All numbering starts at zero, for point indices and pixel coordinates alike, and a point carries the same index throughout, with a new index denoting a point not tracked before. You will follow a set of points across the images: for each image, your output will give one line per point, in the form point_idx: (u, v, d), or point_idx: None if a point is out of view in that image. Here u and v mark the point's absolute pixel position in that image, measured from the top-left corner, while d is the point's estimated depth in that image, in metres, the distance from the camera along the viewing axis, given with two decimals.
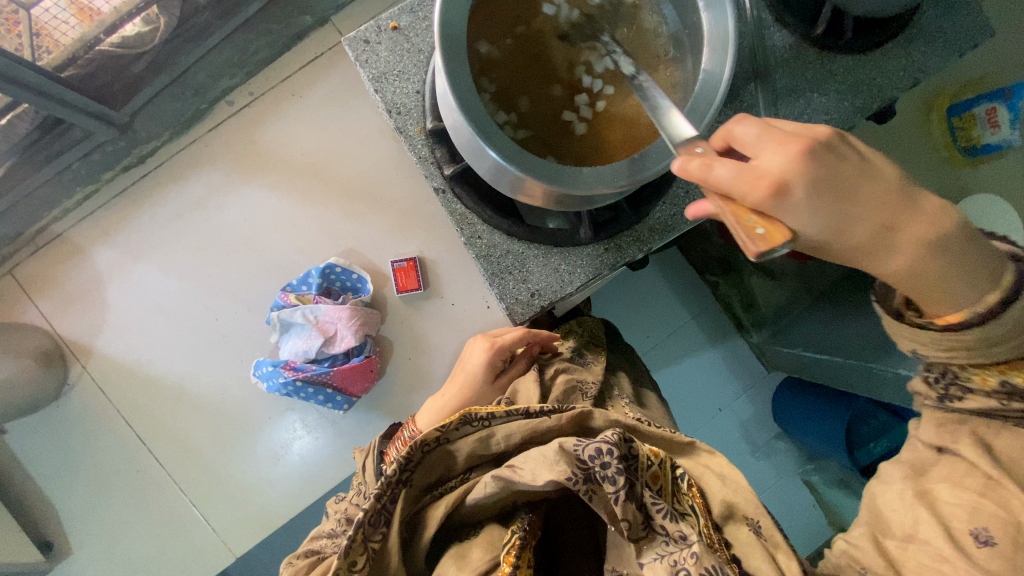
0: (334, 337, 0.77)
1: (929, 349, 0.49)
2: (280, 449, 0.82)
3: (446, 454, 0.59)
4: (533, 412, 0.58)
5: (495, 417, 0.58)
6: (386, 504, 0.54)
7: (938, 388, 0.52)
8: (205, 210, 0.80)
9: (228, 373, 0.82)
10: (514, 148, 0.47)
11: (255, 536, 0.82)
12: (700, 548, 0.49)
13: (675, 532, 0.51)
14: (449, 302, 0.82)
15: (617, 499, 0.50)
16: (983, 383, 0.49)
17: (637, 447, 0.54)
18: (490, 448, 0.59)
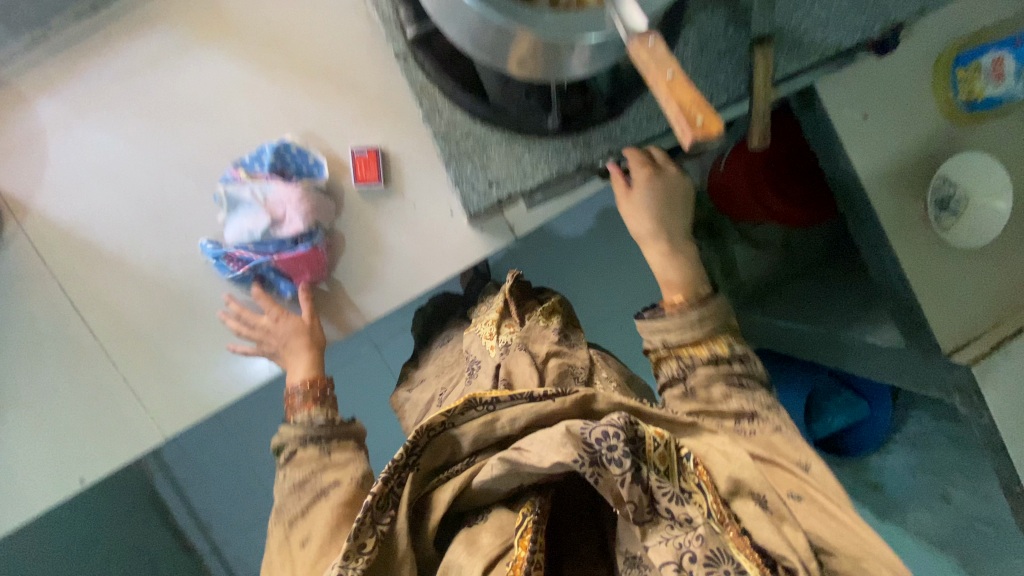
0: (282, 219, 0.74)
1: (674, 335, 0.73)
2: (222, 335, 0.80)
3: (454, 438, 0.63)
4: (536, 396, 0.62)
5: (499, 402, 0.63)
6: (394, 489, 0.59)
7: (676, 372, 0.72)
8: (158, 71, 0.75)
9: (168, 249, 0.78)
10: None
11: (188, 418, 0.81)
12: (705, 532, 0.51)
13: (680, 515, 0.53)
14: (410, 203, 0.79)
15: (620, 482, 0.52)
16: (701, 354, 0.71)
17: (642, 431, 0.54)
18: (496, 431, 0.62)
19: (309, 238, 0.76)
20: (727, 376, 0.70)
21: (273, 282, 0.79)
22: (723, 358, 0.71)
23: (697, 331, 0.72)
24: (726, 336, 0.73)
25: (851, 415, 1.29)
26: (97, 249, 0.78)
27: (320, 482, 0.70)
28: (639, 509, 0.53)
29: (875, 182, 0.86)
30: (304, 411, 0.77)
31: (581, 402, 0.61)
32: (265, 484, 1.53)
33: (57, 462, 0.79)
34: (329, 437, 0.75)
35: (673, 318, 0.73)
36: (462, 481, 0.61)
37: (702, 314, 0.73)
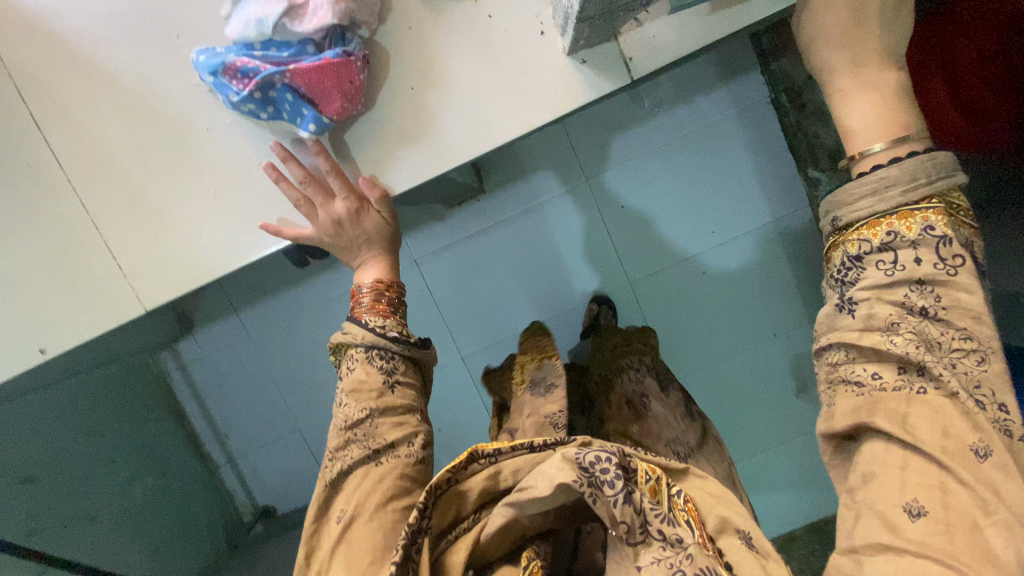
0: (304, 8, 0.51)
1: (848, 207, 0.43)
2: (219, 185, 0.60)
3: (457, 501, 0.42)
4: (537, 445, 0.42)
5: (501, 453, 0.43)
6: (411, 555, 0.38)
7: (842, 273, 0.43)
8: None
9: (156, 55, 0.57)
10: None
11: (174, 288, 0.62)
12: (698, 549, 0.34)
13: (670, 535, 0.35)
14: (484, 13, 0.55)
15: (613, 503, 0.35)
16: (872, 242, 0.41)
17: (634, 460, 0.38)
18: (502, 490, 0.42)
19: (342, 44, 0.53)
20: (909, 284, 0.39)
21: (285, 115, 0.54)
22: (917, 244, 0.39)
23: (877, 204, 0.41)
24: (935, 206, 0.40)
25: None
26: (68, 48, 0.58)
27: (380, 434, 0.50)
28: (630, 530, 0.35)
29: None
30: (375, 316, 0.57)
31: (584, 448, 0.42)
32: (286, 401, 1.38)
33: (13, 324, 0.63)
34: (402, 368, 0.55)
35: (848, 182, 0.43)
36: (471, 546, 0.40)
37: (890, 174, 0.41)
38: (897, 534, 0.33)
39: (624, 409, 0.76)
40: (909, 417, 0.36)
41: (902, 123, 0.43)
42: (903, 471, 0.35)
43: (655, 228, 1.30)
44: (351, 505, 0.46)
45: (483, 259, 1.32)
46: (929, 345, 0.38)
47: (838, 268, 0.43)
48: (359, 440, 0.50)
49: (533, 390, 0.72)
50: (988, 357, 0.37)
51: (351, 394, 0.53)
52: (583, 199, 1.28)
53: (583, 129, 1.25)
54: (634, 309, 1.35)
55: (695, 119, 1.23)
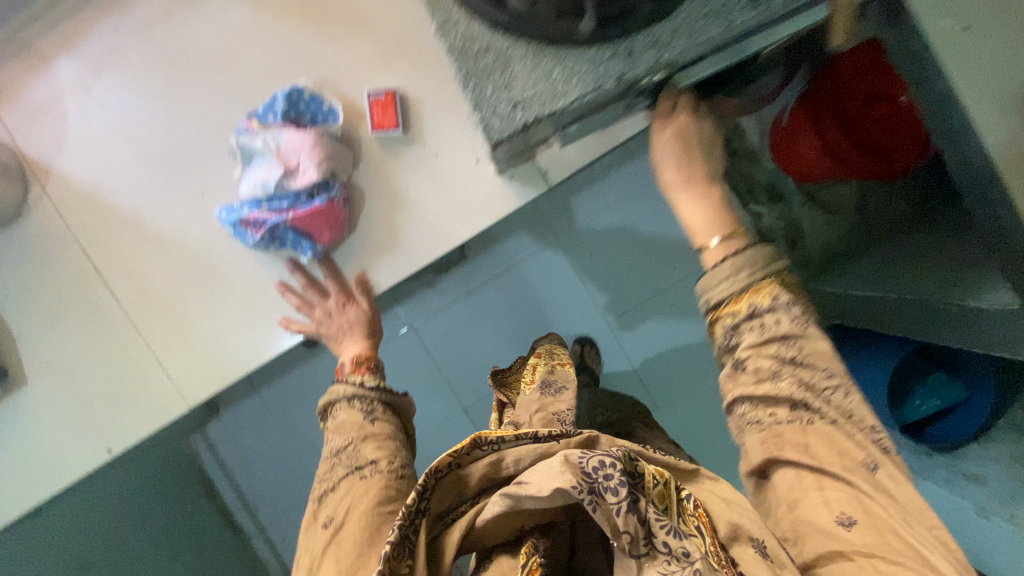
0: (296, 170, 0.68)
1: (714, 292, 0.57)
2: (243, 301, 0.76)
3: (458, 481, 0.52)
4: (540, 435, 0.53)
5: (503, 441, 0.53)
6: (408, 535, 0.49)
7: (724, 341, 0.57)
8: (170, 25, 0.73)
9: (188, 210, 0.74)
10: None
11: (210, 387, 0.77)
12: (703, 564, 0.40)
13: (676, 549, 0.42)
14: (432, 152, 0.72)
15: (615, 511, 0.41)
16: (740, 313, 0.56)
17: (641, 465, 0.45)
18: (501, 475, 0.52)
19: (326, 189, 0.70)
20: (778, 341, 0.54)
21: (287, 244, 0.71)
22: (770, 313, 0.54)
23: (735, 285, 0.56)
24: (774, 279, 0.56)
25: (957, 394, 1.18)
26: (119, 211, 0.75)
27: (362, 454, 0.63)
28: (634, 542, 0.42)
29: None
30: (355, 375, 0.72)
31: (586, 443, 0.52)
32: (309, 466, 1.51)
33: (83, 430, 0.78)
34: (380, 410, 0.68)
35: (709, 273, 0.58)
36: (466, 526, 0.50)
37: (736, 262, 0.56)
38: (846, 544, 0.45)
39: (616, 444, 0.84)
40: (809, 445, 0.50)
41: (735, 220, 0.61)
42: (822, 492, 0.48)
43: (622, 271, 1.44)
44: (339, 513, 0.57)
45: (473, 317, 1.47)
46: (807, 385, 0.53)
47: (722, 339, 0.57)
48: (335, 460, 0.64)
49: (545, 390, 0.85)
50: (849, 389, 0.53)
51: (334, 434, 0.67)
52: (555, 254, 1.44)
53: (545, 194, 1.43)
54: (614, 346, 1.49)
55: (642, 175, 1.41)
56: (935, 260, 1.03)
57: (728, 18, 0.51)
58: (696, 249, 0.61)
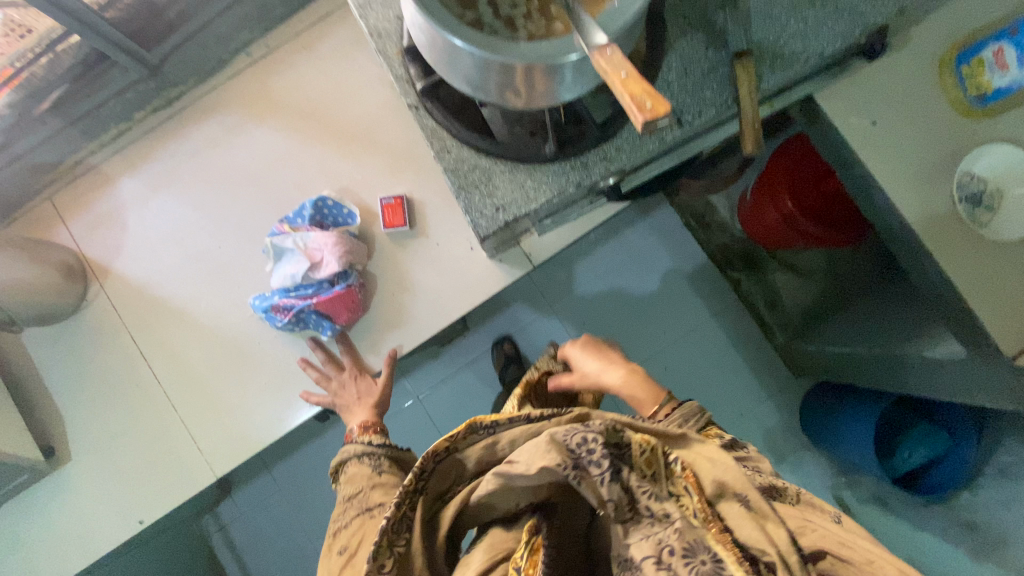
0: (320, 263, 0.81)
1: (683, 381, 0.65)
2: (270, 377, 0.86)
3: (458, 462, 0.58)
4: (534, 415, 0.56)
5: (499, 424, 0.56)
6: (407, 512, 0.55)
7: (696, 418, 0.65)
8: (217, 149, 0.88)
9: (225, 299, 0.86)
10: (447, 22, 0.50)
11: (237, 458, 0.85)
12: (683, 522, 0.44)
13: (659, 512, 0.46)
14: (433, 242, 0.86)
15: (599, 481, 0.46)
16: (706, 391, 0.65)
17: (628, 435, 0.48)
18: (496, 454, 0.57)
19: (344, 279, 0.82)
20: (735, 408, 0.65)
21: (310, 325, 0.83)
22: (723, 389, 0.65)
23: None
24: None
25: (945, 445, 1.22)
26: (165, 303, 0.87)
27: (372, 499, 0.69)
28: (619, 507, 0.47)
29: (895, 181, 0.84)
30: (364, 436, 0.81)
31: (580, 417, 0.53)
32: (316, 546, 1.52)
33: (120, 503, 0.85)
34: (387, 463, 0.77)
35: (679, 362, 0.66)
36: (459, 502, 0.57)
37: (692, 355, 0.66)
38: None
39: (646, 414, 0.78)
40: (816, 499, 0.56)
41: None
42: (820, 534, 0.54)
43: (615, 338, 1.54)
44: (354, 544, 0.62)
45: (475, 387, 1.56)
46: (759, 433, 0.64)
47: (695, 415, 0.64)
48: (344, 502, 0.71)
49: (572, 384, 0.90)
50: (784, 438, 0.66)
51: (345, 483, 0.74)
52: (550, 324, 1.55)
53: (538, 270, 1.57)
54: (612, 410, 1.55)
55: (625, 250, 1.55)
56: (894, 315, 1.15)
57: (661, 136, 0.66)
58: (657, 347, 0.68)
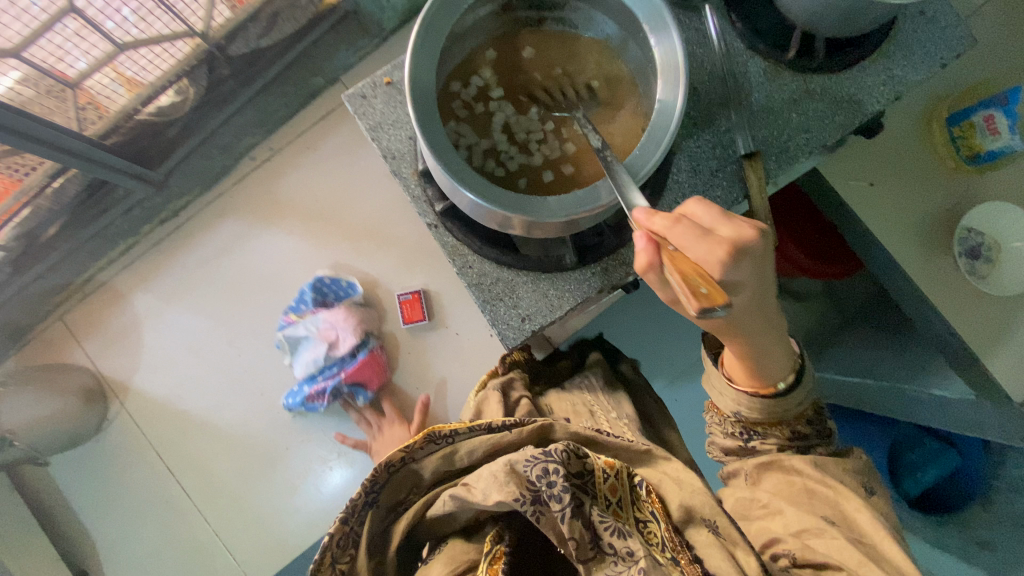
0: (336, 340, 0.82)
1: (748, 408, 0.60)
2: (298, 479, 0.86)
3: (413, 473, 0.59)
4: (493, 426, 0.58)
5: (457, 434, 0.58)
6: (354, 527, 0.56)
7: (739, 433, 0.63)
8: (229, 256, 0.87)
9: (250, 408, 0.86)
10: (471, 175, 0.51)
11: (274, 566, 0.85)
12: (646, 562, 0.48)
13: (623, 549, 0.49)
14: (453, 332, 0.86)
15: (561, 518, 0.50)
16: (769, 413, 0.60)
17: (588, 463, 0.54)
18: (453, 465, 0.59)
19: (363, 348, 0.83)
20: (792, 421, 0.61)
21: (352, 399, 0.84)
22: (797, 403, 0.59)
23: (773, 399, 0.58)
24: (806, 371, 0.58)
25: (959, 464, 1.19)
26: (188, 416, 0.86)
27: None
28: (581, 546, 0.50)
29: (893, 242, 0.85)
30: None
31: (539, 430, 0.58)
32: None
33: None
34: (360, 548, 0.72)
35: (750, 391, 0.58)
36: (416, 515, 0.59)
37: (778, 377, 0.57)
38: None
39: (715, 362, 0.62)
40: None
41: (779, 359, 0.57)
42: None
43: None
44: None
45: None
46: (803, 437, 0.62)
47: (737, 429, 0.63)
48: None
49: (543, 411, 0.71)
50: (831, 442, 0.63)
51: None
52: None
53: None
54: None
55: None
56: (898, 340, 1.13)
57: None
58: (752, 371, 0.56)
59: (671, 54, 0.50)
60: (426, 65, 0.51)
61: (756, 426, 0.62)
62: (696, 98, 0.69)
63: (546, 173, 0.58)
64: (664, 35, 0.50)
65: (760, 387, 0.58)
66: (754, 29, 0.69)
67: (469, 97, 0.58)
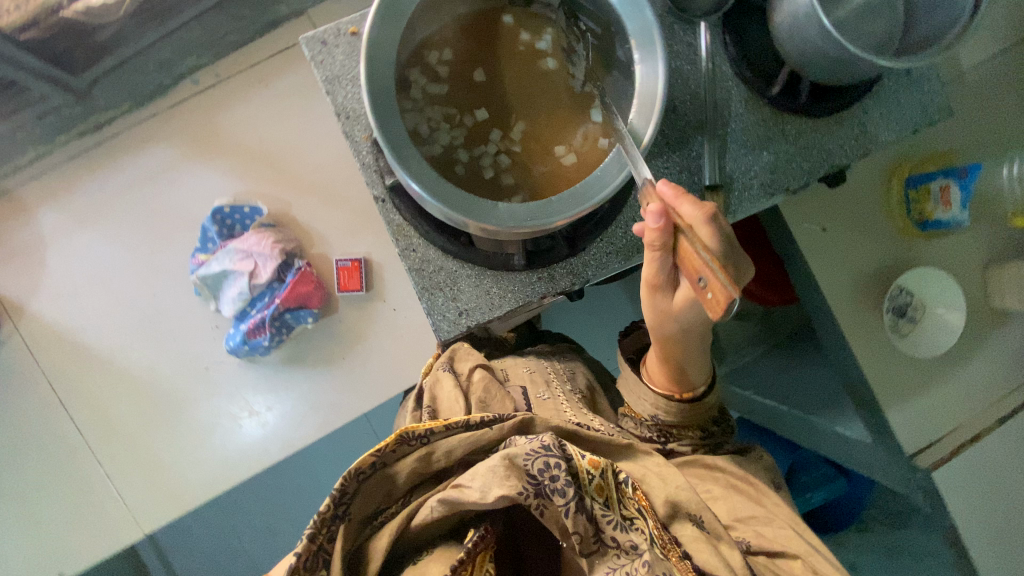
0: (256, 268, 0.78)
1: (664, 411, 0.58)
2: (203, 433, 0.82)
3: (388, 477, 0.49)
4: (473, 422, 0.50)
5: (433, 433, 0.49)
6: (323, 545, 0.44)
7: (658, 440, 0.60)
8: (155, 185, 0.80)
9: (159, 352, 0.81)
10: (419, 164, 0.48)
11: (166, 516, 0.81)
12: (652, 557, 0.45)
13: (625, 542, 0.46)
14: (390, 307, 0.83)
15: (564, 513, 0.45)
16: (681, 420, 0.59)
17: (575, 461, 0.46)
18: (432, 468, 0.50)
19: (289, 270, 0.79)
20: (703, 429, 0.61)
21: (295, 325, 0.79)
22: (709, 406, 0.59)
23: (688, 402, 0.58)
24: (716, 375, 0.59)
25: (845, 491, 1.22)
26: (90, 350, 0.80)
27: None
28: (585, 540, 0.46)
29: (835, 289, 0.87)
30: None
31: (522, 425, 0.50)
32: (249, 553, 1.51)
33: (35, 556, 0.81)
34: None
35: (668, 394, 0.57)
36: (399, 528, 0.48)
37: (698, 374, 0.57)
38: None
39: (634, 369, 0.62)
40: None
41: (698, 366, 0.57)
42: None
43: None
44: None
45: None
46: (717, 446, 0.62)
47: (656, 436, 0.60)
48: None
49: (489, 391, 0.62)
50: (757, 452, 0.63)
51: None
52: None
53: None
54: None
55: None
56: (815, 372, 1.18)
57: (628, 255, 0.67)
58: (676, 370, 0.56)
59: (652, 81, 0.48)
60: (389, 37, 0.47)
61: (672, 430, 0.60)
62: (674, 116, 0.67)
63: (488, 169, 0.53)
64: (650, 57, 0.48)
65: (677, 392, 0.58)
66: (744, 56, 0.67)
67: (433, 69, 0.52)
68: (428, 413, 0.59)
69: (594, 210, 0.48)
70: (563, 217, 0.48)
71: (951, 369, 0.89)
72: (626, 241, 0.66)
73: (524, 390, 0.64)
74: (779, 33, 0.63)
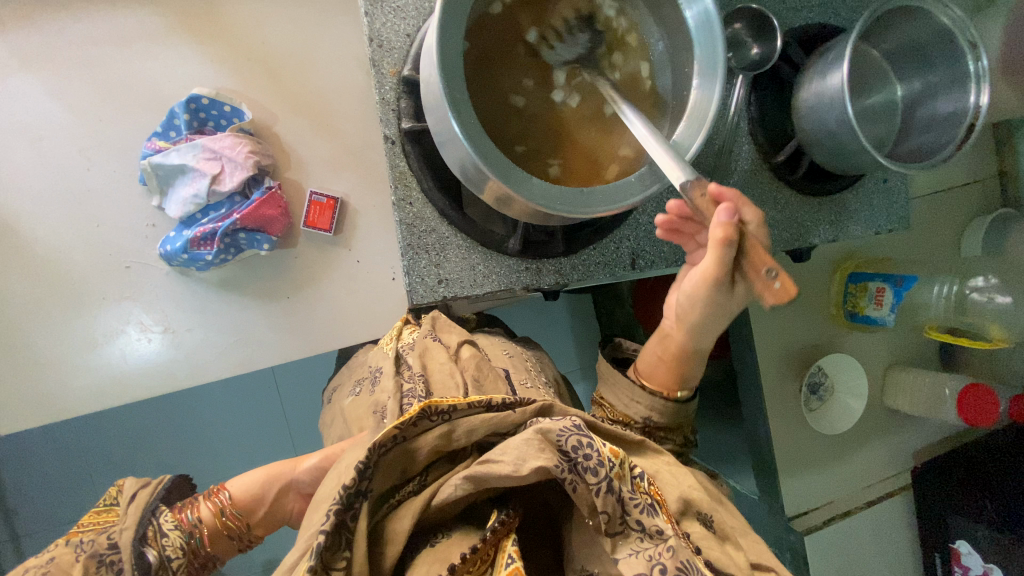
0: (221, 175, 0.71)
1: (657, 415, 0.61)
2: (101, 337, 0.71)
3: (405, 455, 0.45)
4: (494, 404, 0.47)
5: (456, 410, 0.46)
6: (345, 523, 0.41)
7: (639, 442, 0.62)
8: (126, 51, 0.70)
9: (76, 234, 0.70)
10: (467, 113, 0.45)
11: (34, 421, 0.70)
12: (676, 541, 0.41)
13: (650, 527, 0.42)
14: (354, 258, 0.78)
15: (596, 491, 0.41)
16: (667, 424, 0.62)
17: (596, 446, 0.42)
18: (451, 447, 0.46)
19: (257, 186, 0.73)
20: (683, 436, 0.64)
21: (246, 248, 0.72)
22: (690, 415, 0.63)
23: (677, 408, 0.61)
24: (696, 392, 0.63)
25: None
26: None
27: None
28: (610, 521, 0.42)
29: (768, 356, 0.94)
30: (182, 510, 0.60)
31: (541, 412, 0.47)
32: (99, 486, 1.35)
33: None
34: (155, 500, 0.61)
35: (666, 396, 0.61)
36: (420, 510, 0.44)
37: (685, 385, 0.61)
38: None
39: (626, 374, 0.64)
40: None
41: (689, 375, 0.61)
42: None
43: None
44: None
45: None
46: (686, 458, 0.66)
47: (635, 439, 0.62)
48: (80, 544, 0.55)
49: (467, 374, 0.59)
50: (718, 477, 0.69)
51: (92, 518, 0.59)
52: None
53: None
54: None
55: None
56: None
57: (613, 270, 0.68)
58: (681, 376, 0.61)
59: (706, 103, 0.49)
60: None
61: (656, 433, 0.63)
62: None
63: (511, 141, 0.53)
64: (708, 81, 0.49)
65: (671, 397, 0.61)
66: (761, 119, 0.71)
67: (492, 34, 0.52)
68: (420, 381, 0.56)
69: (616, 212, 0.49)
70: (590, 208, 0.48)
71: (842, 450, 0.99)
72: (614, 257, 0.68)
73: (508, 371, 0.62)
74: (799, 108, 0.67)
